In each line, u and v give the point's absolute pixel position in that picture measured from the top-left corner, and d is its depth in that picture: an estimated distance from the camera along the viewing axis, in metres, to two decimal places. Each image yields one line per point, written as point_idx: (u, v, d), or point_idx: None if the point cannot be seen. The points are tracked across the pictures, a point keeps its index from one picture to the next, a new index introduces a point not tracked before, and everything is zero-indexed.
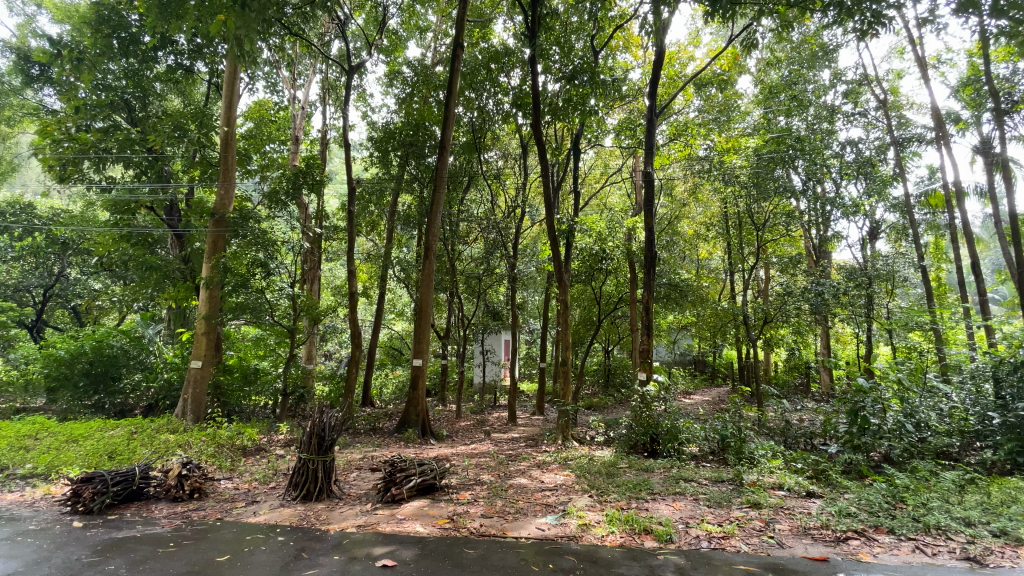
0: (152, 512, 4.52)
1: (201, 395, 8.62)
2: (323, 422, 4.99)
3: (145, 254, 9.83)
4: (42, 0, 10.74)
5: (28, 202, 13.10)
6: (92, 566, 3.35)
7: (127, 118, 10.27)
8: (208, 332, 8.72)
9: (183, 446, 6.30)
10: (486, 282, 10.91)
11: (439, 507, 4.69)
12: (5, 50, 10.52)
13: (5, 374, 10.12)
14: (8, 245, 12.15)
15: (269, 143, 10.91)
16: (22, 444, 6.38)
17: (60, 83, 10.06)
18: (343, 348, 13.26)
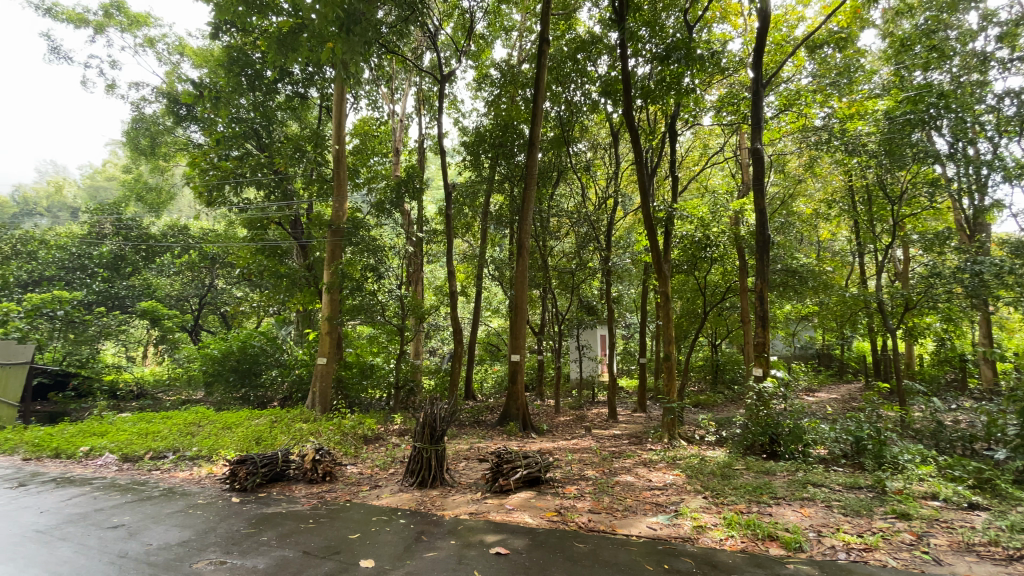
0: (293, 492, 5.09)
1: (327, 389, 9.53)
2: (434, 414, 5.28)
3: (277, 264, 11.13)
4: (183, 50, 12.57)
5: (184, 225, 15.44)
6: (250, 536, 3.85)
7: (257, 145, 11.33)
8: (331, 331, 9.60)
9: (315, 434, 7.05)
10: (579, 276, 10.79)
11: (546, 499, 4.73)
12: (159, 96, 12.46)
13: (173, 371, 11.95)
14: (172, 262, 14.54)
15: (373, 157, 11.76)
16: (188, 431, 7.50)
17: (203, 121, 11.69)
18: (445, 344, 13.92)
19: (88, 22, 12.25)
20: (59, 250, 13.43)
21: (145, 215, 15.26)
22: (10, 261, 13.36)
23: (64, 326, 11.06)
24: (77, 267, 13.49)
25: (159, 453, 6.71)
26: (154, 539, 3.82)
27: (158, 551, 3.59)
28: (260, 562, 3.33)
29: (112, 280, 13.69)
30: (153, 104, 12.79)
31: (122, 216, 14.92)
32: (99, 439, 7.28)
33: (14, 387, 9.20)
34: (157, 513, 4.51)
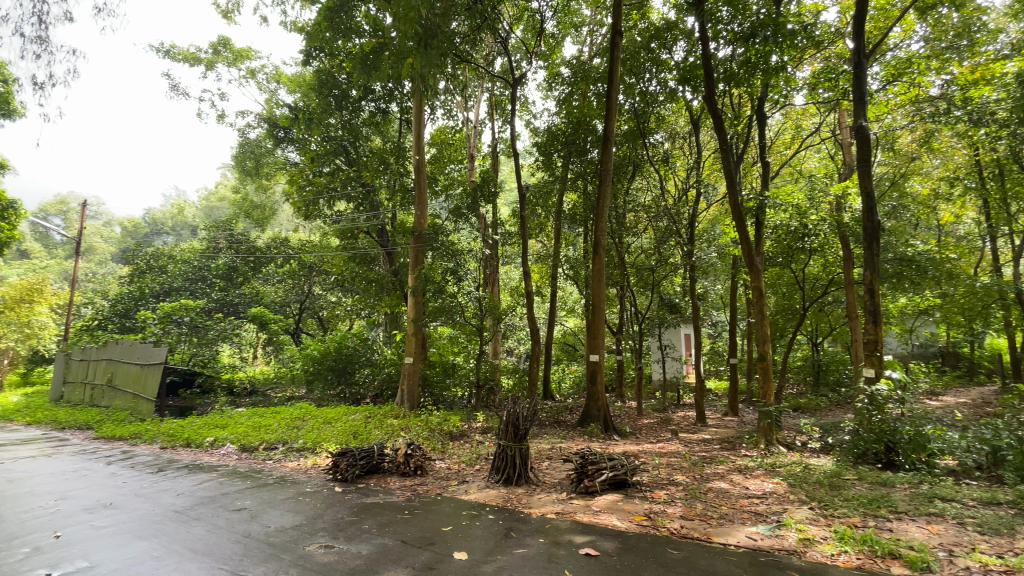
0: (389, 484, 5.40)
1: (413, 387, 10.01)
2: (517, 412, 5.36)
3: (366, 270, 11.89)
4: (280, 78, 13.81)
5: (285, 237, 16.95)
6: (353, 524, 4.13)
7: (345, 160, 12.21)
8: (416, 332, 10.07)
9: (405, 430, 7.44)
10: (660, 273, 10.42)
11: (635, 503, 4.62)
12: (261, 122, 13.79)
13: (280, 370, 13.16)
14: (276, 272, 16.00)
15: (449, 164, 12.17)
16: (295, 425, 8.22)
17: (298, 142, 12.76)
18: (522, 344, 14.07)
19: (200, 59, 13.85)
20: (186, 263, 15.63)
21: (252, 230, 16.95)
22: (147, 275, 15.44)
23: (189, 330, 12.73)
24: (199, 279, 15.39)
25: (271, 444, 7.41)
26: (271, 522, 4.22)
27: (275, 533, 3.96)
28: (364, 549, 3.56)
29: (227, 289, 15.37)
30: (256, 130, 14.18)
31: (233, 231, 16.68)
32: (222, 431, 8.18)
33: (150, 386, 10.51)
34: (272, 499, 4.98)
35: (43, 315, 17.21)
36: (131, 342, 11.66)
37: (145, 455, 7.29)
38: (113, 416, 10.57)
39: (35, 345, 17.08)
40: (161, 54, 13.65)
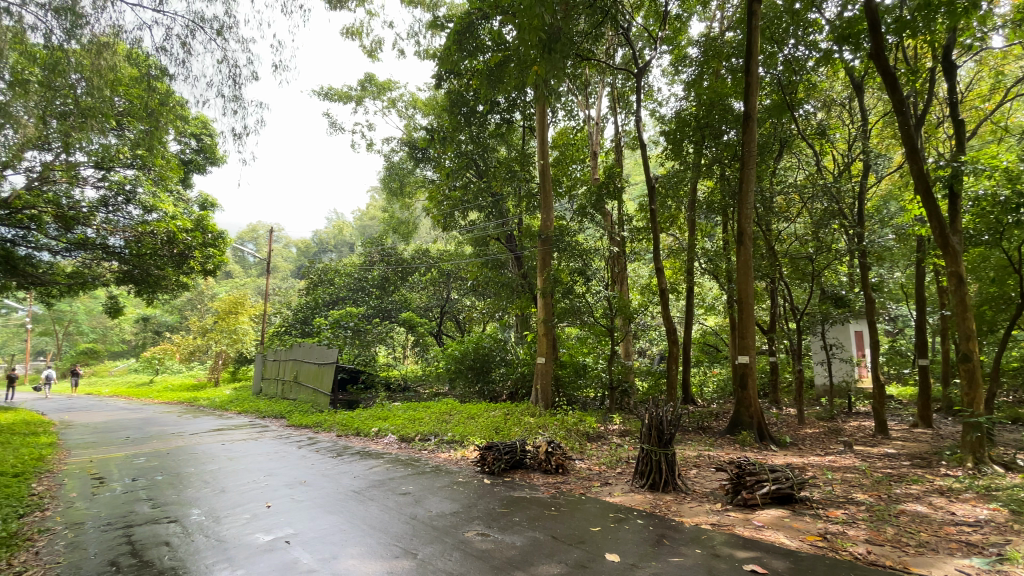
0: (533, 480, 5.57)
1: (547, 386, 10.19)
2: (660, 415, 5.18)
3: (498, 275, 12.41)
4: (416, 104, 15.19)
5: (425, 248, 18.51)
6: (504, 515, 4.34)
7: (476, 172, 12.95)
8: (547, 332, 10.26)
9: (543, 428, 7.62)
10: (819, 263, 9.18)
11: (804, 520, 4.12)
12: (402, 146, 15.30)
13: (427, 370, 14.40)
14: (419, 280, 17.56)
15: (573, 165, 12.18)
16: (442, 419, 8.93)
17: (434, 160, 13.86)
18: (656, 345, 13.50)
19: (351, 97, 15.82)
20: (349, 276, 18.01)
21: (398, 243, 18.79)
22: (320, 287, 18.09)
23: (353, 334, 14.93)
24: (359, 289, 17.58)
25: (424, 435, 8.14)
26: (433, 507, 4.64)
27: (436, 518, 4.33)
28: (517, 540, 3.72)
29: (381, 297, 17.27)
30: (398, 153, 15.77)
31: (384, 246, 18.66)
32: (383, 423, 9.22)
33: (326, 381, 12.33)
34: (431, 486, 5.47)
35: (247, 324, 21.10)
36: (310, 344, 13.76)
37: (325, 441, 8.53)
38: (299, 407, 12.54)
39: (242, 348, 21.00)
40: (322, 97, 15.93)
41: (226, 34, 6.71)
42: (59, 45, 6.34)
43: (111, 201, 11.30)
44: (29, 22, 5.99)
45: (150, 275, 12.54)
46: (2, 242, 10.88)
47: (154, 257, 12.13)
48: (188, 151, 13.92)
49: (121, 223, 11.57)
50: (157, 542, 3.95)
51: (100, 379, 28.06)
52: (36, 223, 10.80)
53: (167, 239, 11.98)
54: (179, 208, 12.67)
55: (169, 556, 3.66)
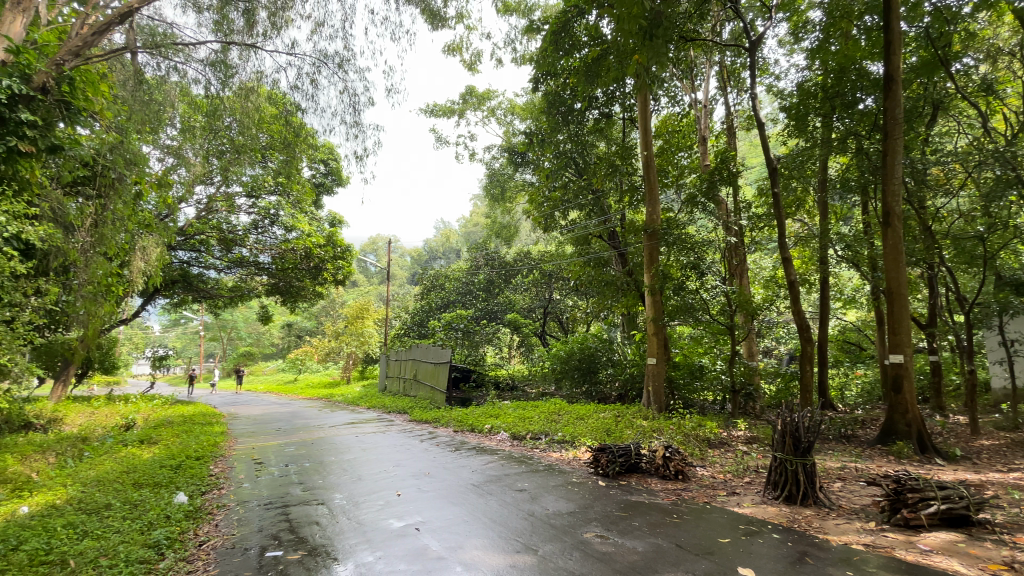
0: (651, 485, 5.36)
1: (660, 388, 9.77)
2: (796, 421, 4.69)
3: (602, 272, 12.12)
4: (514, 109, 15.51)
5: (528, 249, 18.78)
6: (623, 519, 4.23)
7: (576, 170, 12.86)
8: (657, 332, 9.84)
9: (658, 432, 7.30)
10: (993, 242, 7.65)
11: (988, 549, 3.45)
12: (503, 152, 15.72)
13: (533, 370, 14.59)
14: (523, 281, 17.79)
15: (679, 153, 11.56)
16: (552, 419, 8.97)
17: (534, 162, 14.01)
18: (782, 343, 12.26)
19: (454, 110, 16.62)
20: (458, 280, 18.91)
21: (502, 247, 19.29)
22: (432, 291, 19.28)
23: (463, 335, 15.75)
24: (467, 293, 18.38)
25: (535, 434, 8.25)
26: (549, 506, 4.67)
27: (554, 516, 4.36)
28: (638, 545, 3.61)
29: (488, 299, 17.89)
30: (499, 160, 16.26)
31: (489, 251, 19.25)
32: (495, 420, 9.51)
33: (442, 379, 13.08)
34: (546, 484, 5.52)
35: (371, 327, 23.14)
36: (426, 345, 14.68)
37: (443, 436, 9.04)
38: (419, 403, 13.43)
39: (368, 349, 23.05)
40: (428, 114, 16.96)
41: (345, 67, 7.45)
42: (216, 94, 7.79)
43: (260, 224, 13.10)
44: (192, 77, 7.68)
45: (292, 286, 14.56)
46: (182, 265, 13.20)
47: (295, 270, 13.97)
48: (318, 175, 15.67)
49: (269, 243, 13.35)
50: (309, 521, 4.48)
51: (259, 377, 32.67)
52: (206, 246, 12.96)
53: (305, 254, 13.60)
54: (313, 226, 14.14)
55: (320, 534, 4.13)
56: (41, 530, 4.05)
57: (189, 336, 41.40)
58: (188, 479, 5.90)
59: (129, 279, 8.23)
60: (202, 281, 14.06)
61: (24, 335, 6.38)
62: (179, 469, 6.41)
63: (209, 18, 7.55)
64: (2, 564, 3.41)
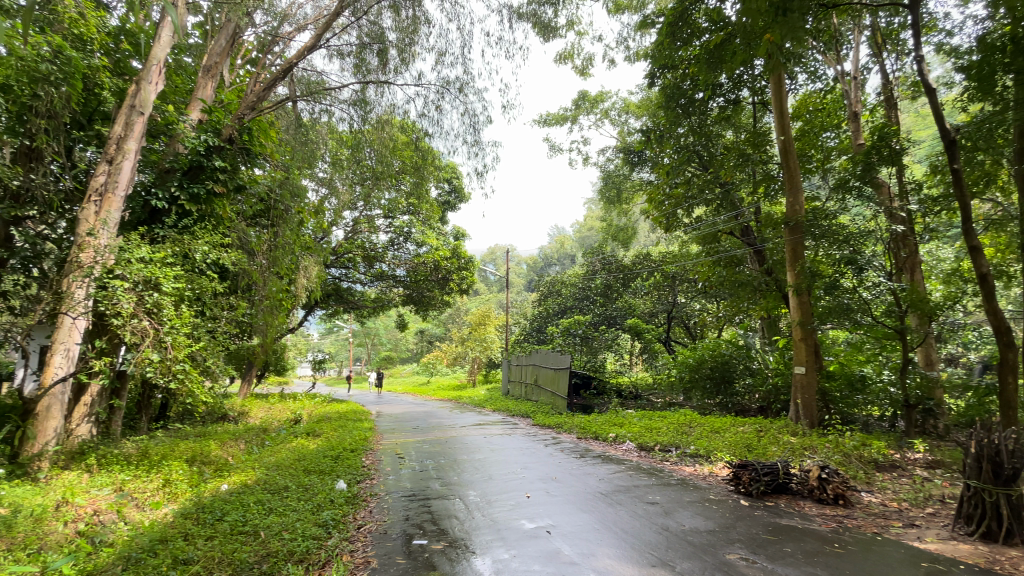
0: (804, 508, 4.79)
1: (811, 401, 8.80)
2: (995, 444, 3.84)
3: (735, 272, 11.19)
4: (629, 108, 15.14)
5: (649, 251, 18.11)
6: (773, 544, 3.84)
7: (700, 164, 12.07)
8: (806, 337, 8.92)
9: (810, 450, 6.54)
10: None
11: None
12: (619, 152, 15.41)
13: (658, 377, 13.97)
14: (644, 284, 16.85)
15: (823, 134, 10.28)
16: (684, 430, 8.51)
17: (652, 160, 13.46)
18: (972, 348, 10.15)
19: (567, 117, 16.74)
20: (574, 286, 18.91)
21: (620, 250, 18.85)
22: (550, 297, 19.56)
23: (582, 341, 15.42)
24: (585, 298, 18.25)
25: (665, 446, 7.87)
26: (685, 521, 4.42)
27: (691, 533, 4.11)
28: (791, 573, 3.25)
29: (606, 304, 17.50)
30: (615, 161, 15.99)
31: (605, 254, 18.91)
32: (621, 429, 9.27)
33: (564, 385, 13.13)
34: (679, 499, 5.23)
35: (493, 333, 24.10)
36: (546, 351, 14.91)
37: (568, 442, 9.05)
38: (542, 408, 13.63)
39: (491, 354, 24.08)
40: (542, 123, 17.32)
41: (465, 90, 7.96)
42: (357, 129, 8.89)
43: (396, 240, 14.52)
44: (338, 115, 8.85)
45: (423, 296, 15.78)
46: (334, 280, 15.08)
47: (426, 281, 15.18)
48: (443, 192, 16.86)
49: (404, 257, 14.69)
50: (447, 515, 4.80)
51: (396, 379, 35.98)
52: (353, 263, 14.63)
53: (434, 266, 14.70)
54: (441, 240, 15.15)
55: (458, 528, 4.41)
56: (239, 505, 4.91)
57: (342, 342, 47.23)
58: (345, 469, 6.72)
59: (294, 294, 9.63)
60: (350, 293, 15.85)
61: (224, 343, 7.79)
62: (337, 459, 7.31)
63: (350, 63, 8.61)
64: (213, 530, 4.20)
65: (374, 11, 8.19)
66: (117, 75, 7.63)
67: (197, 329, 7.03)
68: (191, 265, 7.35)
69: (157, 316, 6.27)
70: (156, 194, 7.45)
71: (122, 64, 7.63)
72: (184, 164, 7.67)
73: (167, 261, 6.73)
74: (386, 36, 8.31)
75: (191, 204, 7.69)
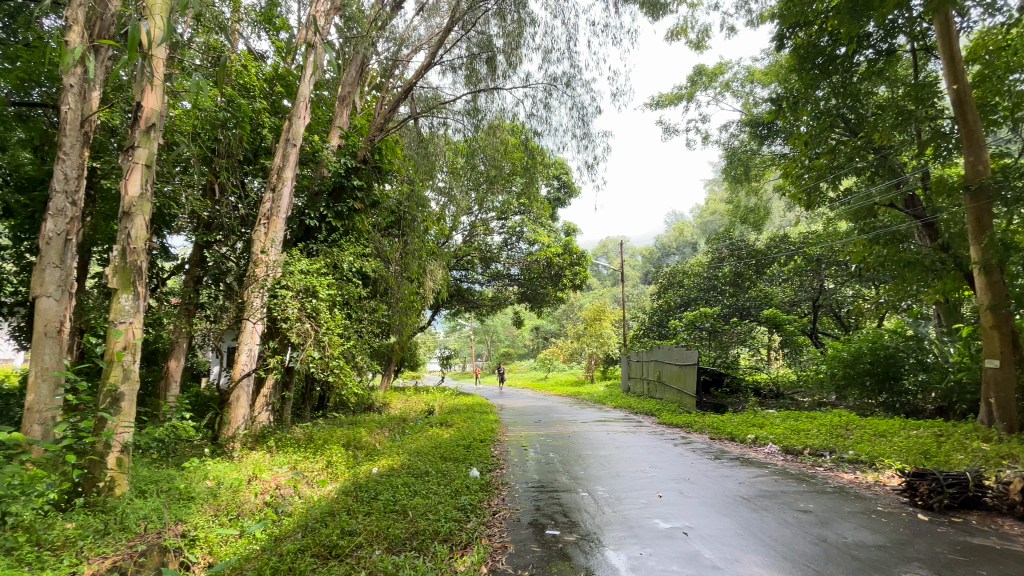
0: (1004, 527, 3.96)
1: (1009, 402, 7.22)
2: None
3: (898, 251, 9.59)
4: (755, 76, 13.80)
5: (785, 233, 16.35)
6: (962, 566, 3.24)
7: (846, 129, 10.56)
8: (1000, 325, 7.35)
9: (1012, 459, 5.39)
10: None
11: None
12: (745, 127, 14.11)
13: (802, 373, 12.55)
14: (781, 271, 15.23)
15: (1014, 74, 8.36)
16: (839, 433, 7.55)
17: (784, 130, 12.11)
18: None
19: (682, 96, 15.81)
20: (698, 275, 17.75)
21: (750, 234, 17.31)
22: (671, 289, 18.64)
23: (710, 335, 14.36)
24: (711, 288, 17.04)
25: (816, 450, 7.05)
26: (847, 534, 3.91)
27: (856, 548, 3.62)
28: None
29: (737, 294, 16.03)
30: (741, 137, 14.76)
31: (733, 239, 17.42)
32: (761, 430, 8.50)
33: (692, 382, 12.41)
34: (839, 509, 4.63)
35: (609, 329, 23.59)
36: (670, 346, 14.25)
37: (699, 442, 8.54)
38: (668, 406, 13.04)
39: (608, 349, 23.65)
40: (654, 106, 16.58)
41: (572, 84, 7.93)
42: (470, 138, 9.33)
43: (509, 241, 15.24)
44: (454, 126, 9.39)
45: (538, 293, 16.01)
46: (456, 282, 15.91)
47: (540, 278, 15.42)
48: (554, 189, 16.97)
49: (518, 256, 15.21)
50: (577, 508, 4.84)
51: (516, 375, 36.92)
52: (472, 265, 15.35)
53: (547, 263, 14.91)
54: (552, 237, 15.33)
55: (590, 522, 4.41)
56: (389, 486, 5.47)
57: (464, 340, 49.91)
58: (477, 458, 7.12)
59: (423, 296, 10.42)
60: (470, 293, 16.44)
61: (368, 342, 8.71)
62: (470, 448, 7.77)
63: (462, 74, 9.07)
64: (370, 507, 4.74)
65: (481, 21, 8.60)
66: (274, 114, 8.91)
67: (347, 330, 7.96)
68: (341, 274, 8.35)
69: (316, 319, 7.22)
70: (309, 215, 8.60)
71: (277, 104, 8.90)
72: (329, 186, 8.74)
73: (321, 272, 7.72)
74: (494, 43, 8.60)
75: (336, 220, 8.78)
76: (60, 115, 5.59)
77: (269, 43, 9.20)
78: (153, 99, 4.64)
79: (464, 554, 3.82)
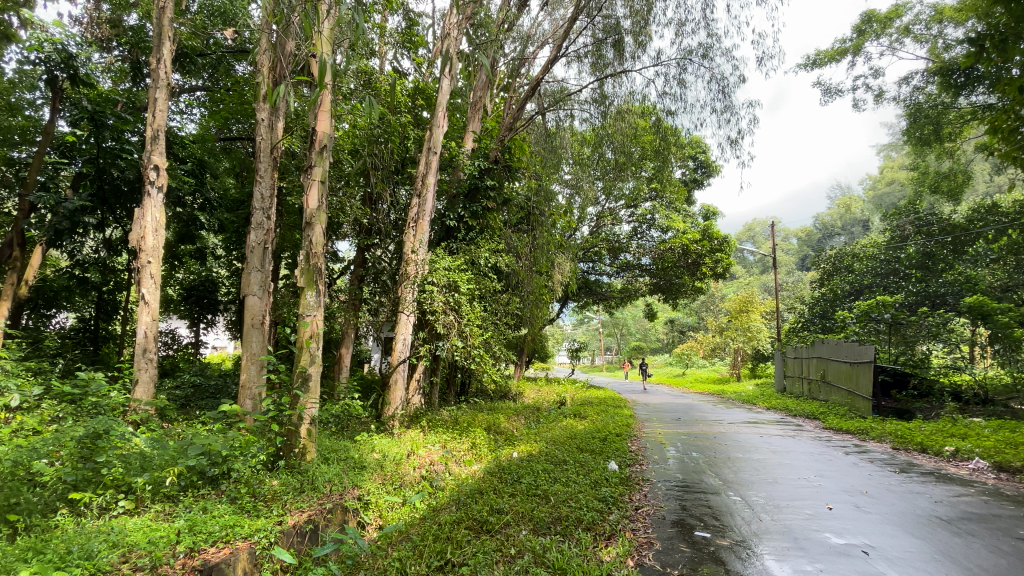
0: None
1: None
2: None
3: None
4: (945, 13, 11.36)
5: (995, 202, 13.33)
6: None
7: None
8: None
9: None
10: None
11: None
12: (933, 77, 11.73)
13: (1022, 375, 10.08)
14: (988, 249, 12.38)
15: None
16: None
17: (989, 75, 9.80)
18: None
19: (846, 51, 13.63)
20: (873, 258, 15.26)
21: (945, 207, 14.37)
22: (837, 276, 16.58)
23: (889, 328, 12.17)
24: (890, 273, 14.58)
25: None
26: None
27: None
28: None
29: (926, 280, 13.38)
30: (928, 91, 12.31)
31: (920, 214, 14.68)
32: (962, 442, 7.04)
33: (864, 382, 10.79)
34: None
35: (758, 322, 21.38)
36: (836, 341, 12.59)
37: (878, 452, 7.35)
38: (834, 409, 11.46)
39: (757, 344, 21.58)
40: (810, 67, 14.56)
41: (710, 54, 7.34)
42: (597, 126, 9.19)
43: (639, 230, 14.81)
44: (581, 116, 9.33)
45: (673, 283, 15.14)
46: (585, 274, 15.88)
47: (675, 268, 14.55)
48: (689, 172, 15.92)
49: (650, 246, 14.65)
50: (729, 512, 4.52)
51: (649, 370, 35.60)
52: (601, 256, 15.12)
53: (683, 251, 14.06)
54: (688, 223, 14.61)
55: (743, 527, 4.09)
56: (529, 471, 5.68)
57: (592, 333, 49.43)
58: (614, 451, 7.03)
59: (553, 288, 10.56)
60: (600, 285, 16.21)
61: (504, 333, 9.10)
62: (606, 441, 7.71)
63: (588, 63, 8.96)
64: (514, 489, 4.97)
65: (607, 5, 8.39)
66: (417, 125, 9.74)
67: (485, 321, 8.43)
68: (478, 269, 8.87)
69: (458, 311, 7.80)
70: (448, 216, 9.27)
71: (419, 115, 9.75)
72: (465, 188, 9.30)
73: (462, 268, 8.28)
74: (621, 25, 8.32)
75: (472, 220, 9.34)
76: (256, 145, 6.84)
77: (411, 61, 10.08)
78: (324, 123, 5.39)
79: (609, 545, 3.82)
